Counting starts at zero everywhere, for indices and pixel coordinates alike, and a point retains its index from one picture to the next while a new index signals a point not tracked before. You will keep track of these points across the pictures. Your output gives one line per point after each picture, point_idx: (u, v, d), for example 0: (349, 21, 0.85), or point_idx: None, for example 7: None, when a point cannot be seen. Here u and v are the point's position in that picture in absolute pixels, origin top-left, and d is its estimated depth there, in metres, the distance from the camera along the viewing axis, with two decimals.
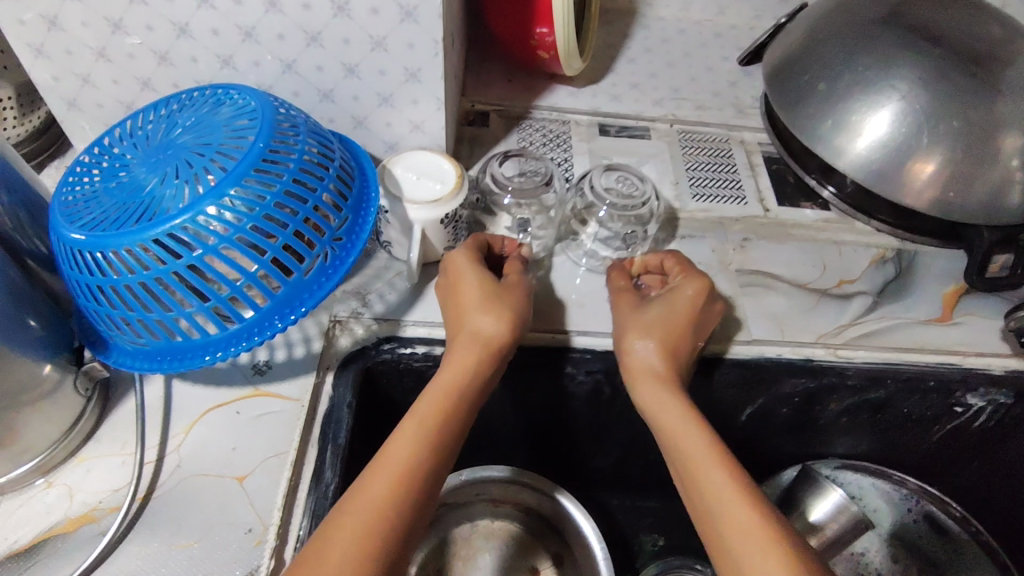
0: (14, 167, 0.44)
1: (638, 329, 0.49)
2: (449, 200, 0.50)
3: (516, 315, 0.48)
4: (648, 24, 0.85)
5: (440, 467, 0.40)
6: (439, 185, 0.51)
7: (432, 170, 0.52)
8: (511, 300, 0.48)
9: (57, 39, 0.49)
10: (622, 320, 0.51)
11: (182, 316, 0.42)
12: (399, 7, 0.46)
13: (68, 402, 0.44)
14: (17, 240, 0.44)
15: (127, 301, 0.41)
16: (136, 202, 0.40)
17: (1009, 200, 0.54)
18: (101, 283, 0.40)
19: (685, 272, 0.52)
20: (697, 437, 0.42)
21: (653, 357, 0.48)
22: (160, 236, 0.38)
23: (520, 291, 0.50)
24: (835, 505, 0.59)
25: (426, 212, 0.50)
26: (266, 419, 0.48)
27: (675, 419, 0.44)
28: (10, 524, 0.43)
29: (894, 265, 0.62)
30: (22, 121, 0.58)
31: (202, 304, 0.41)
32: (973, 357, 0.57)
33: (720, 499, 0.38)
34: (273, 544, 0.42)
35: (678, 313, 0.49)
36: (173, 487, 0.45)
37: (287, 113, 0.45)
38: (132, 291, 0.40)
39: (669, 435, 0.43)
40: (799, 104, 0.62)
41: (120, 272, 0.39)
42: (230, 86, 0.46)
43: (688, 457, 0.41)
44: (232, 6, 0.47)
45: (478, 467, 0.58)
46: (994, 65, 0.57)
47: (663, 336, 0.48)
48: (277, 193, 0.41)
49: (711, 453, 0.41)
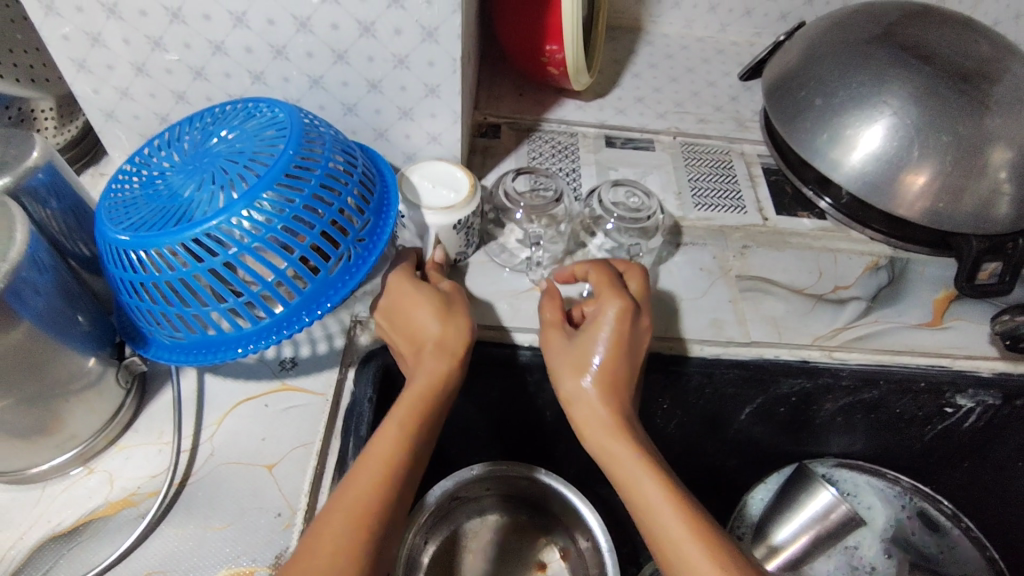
0: (65, 176, 0.48)
1: (573, 367, 0.49)
2: (461, 207, 0.54)
3: (449, 337, 0.48)
4: (653, 40, 0.89)
5: (400, 500, 0.41)
6: (452, 194, 0.54)
7: (446, 179, 0.55)
8: (457, 310, 0.50)
9: (99, 54, 0.53)
10: (556, 362, 0.51)
11: (217, 311, 0.44)
12: (420, 28, 0.50)
13: (110, 392, 0.47)
14: (62, 242, 0.48)
15: (167, 296, 0.44)
16: (177, 204, 0.43)
17: (997, 212, 0.58)
18: (143, 279, 0.43)
19: (602, 289, 0.51)
20: (651, 477, 0.43)
21: (599, 408, 0.48)
22: (198, 236, 0.41)
23: (459, 297, 0.52)
24: (801, 525, 0.64)
25: (440, 218, 0.53)
26: (293, 412, 0.51)
27: (627, 464, 0.44)
28: (55, 507, 0.46)
29: (887, 272, 0.65)
30: (62, 130, 0.61)
31: (236, 299, 0.44)
32: (963, 359, 0.60)
33: (673, 537, 0.40)
34: (301, 527, 0.45)
35: (607, 342, 0.49)
36: (207, 474, 0.48)
37: (313, 124, 0.48)
38: (171, 286, 0.43)
39: (621, 478, 0.44)
40: (796, 117, 0.65)
41: (161, 269, 0.42)
42: (260, 99, 0.49)
43: (646, 504, 0.42)
44: (266, 26, 0.50)
45: (496, 464, 0.58)
46: (983, 83, 0.60)
47: (602, 366, 0.48)
48: (305, 197, 0.44)
49: (668, 498, 0.42)
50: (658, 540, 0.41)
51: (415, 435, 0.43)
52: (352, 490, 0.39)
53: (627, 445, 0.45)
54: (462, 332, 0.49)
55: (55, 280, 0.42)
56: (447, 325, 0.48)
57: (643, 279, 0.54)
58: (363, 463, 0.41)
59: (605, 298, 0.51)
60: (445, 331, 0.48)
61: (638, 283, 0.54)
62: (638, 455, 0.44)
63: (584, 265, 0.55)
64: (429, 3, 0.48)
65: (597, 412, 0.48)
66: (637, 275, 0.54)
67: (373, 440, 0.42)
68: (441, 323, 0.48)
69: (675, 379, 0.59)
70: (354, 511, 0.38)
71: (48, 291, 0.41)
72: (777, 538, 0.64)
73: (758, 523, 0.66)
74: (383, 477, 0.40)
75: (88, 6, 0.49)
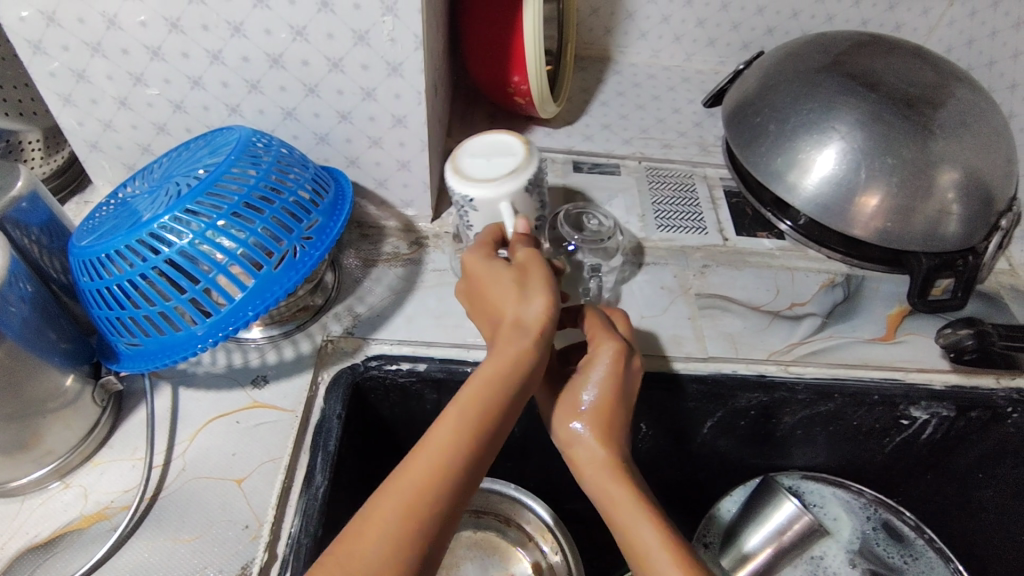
0: (48, 204, 0.50)
1: (568, 413, 0.49)
2: (524, 167, 0.53)
3: (522, 315, 0.45)
4: (621, 70, 0.93)
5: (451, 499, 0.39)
6: (509, 159, 0.54)
7: (499, 149, 0.55)
8: (533, 280, 0.46)
9: (83, 89, 0.56)
10: (551, 406, 0.51)
11: (165, 310, 0.46)
12: (386, 64, 0.53)
13: (87, 409, 0.50)
14: (43, 264, 0.50)
15: (120, 301, 0.47)
16: (134, 216, 0.48)
17: (946, 230, 0.61)
18: (100, 285, 0.46)
19: (595, 332, 0.51)
20: (652, 530, 0.43)
21: (593, 450, 0.47)
22: (144, 236, 0.45)
23: (536, 266, 0.47)
24: (768, 535, 0.64)
25: (510, 184, 0.52)
26: (263, 428, 0.53)
27: (627, 509, 0.44)
28: (31, 521, 0.47)
29: (843, 288, 0.68)
30: (48, 160, 0.64)
31: (180, 296, 0.46)
32: (915, 372, 0.62)
33: None
34: (267, 539, 0.47)
35: (597, 386, 0.48)
36: (178, 488, 0.49)
37: (266, 141, 0.53)
38: (124, 289, 0.46)
39: (621, 525, 0.44)
40: (753, 142, 0.68)
41: (114, 273, 0.46)
42: (220, 129, 0.55)
43: (644, 550, 0.43)
44: (241, 62, 0.53)
45: (486, 479, 0.63)
46: (927, 108, 0.63)
47: (594, 404, 0.48)
48: (245, 196, 0.48)
49: (667, 549, 0.42)
50: None
51: (473, 434, 0.40)
52: (395, 495, 0.38)
53: (625, 487, 0.45)
54: (541, 307, 0.45)
55: (32, 300, 0.45)
56: (524, 302, 0.45)
57: (626, 322, 0.55)
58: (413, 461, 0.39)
59: (598, 341, 0.50)
60: (522, 306, 0.45)
61: (623, 323, 0.55)
62: (638, 499, 0.45)
63: (573, 309, 0.54)
64: (393, 40, 0.51)
65: (594, 454, 0.47)
66: (621, 317, 0.55)
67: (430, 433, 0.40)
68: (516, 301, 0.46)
69: (640, 398, 0.61)
70: (394, 522, 0.37)
71: (26, 310, 0.44)
72: (745, 547, 0.64)
73: (728, 528, 0.66)
74: (431, 481, 0.38)
75: (74, 45, 0.52)
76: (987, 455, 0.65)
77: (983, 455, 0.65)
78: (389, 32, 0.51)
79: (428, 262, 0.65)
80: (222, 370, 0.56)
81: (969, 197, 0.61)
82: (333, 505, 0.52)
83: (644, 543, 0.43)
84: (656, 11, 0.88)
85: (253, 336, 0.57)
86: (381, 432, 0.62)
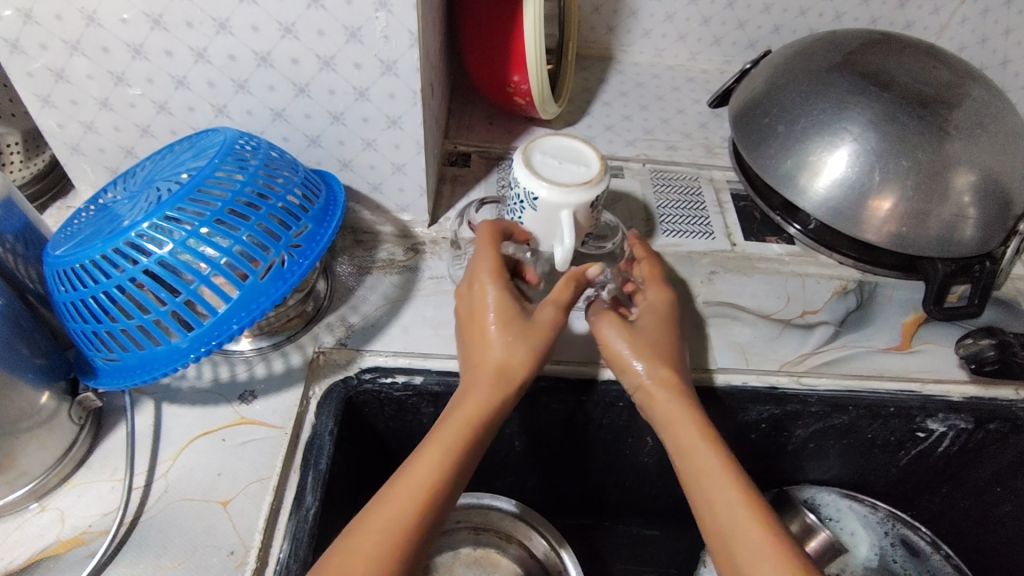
0: (22, 209, 0.48)
1: (645, 340, 0.51)
2: (597, 182, 0.50)
3: (503, 365, 0.47)
4: (624, 69, 0.91)
5: (433, 527, 0.40)
6: (584, 168, 0.51)
7: (572, 155, 0.52)
8: (531, 337, 0.48)
9: (63, 90, 0.53)
10: (610, 332, 0.52)
11: (143, 323, 0.44)
12: (379, 62, 0.50)
13: (63, 428, 0.47)
14: (17, 273, 0.47)
15: (98, 314, 0.44)
16: (113, 222, 0.45)
17: (963, 234, 0.58)
18: (75, 297, 0.44)
19: (649, 279, 0.57)
20: (712, 452, 0.45)
21: (662, 372, 0.50)
22: (120, 245, 0.43)
23: (549, 328, 0.49)
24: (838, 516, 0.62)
25: (580, 193, 0.50)
26: (252, 445, 0.50)
27: (688, 431, 0.46)
28: (4, 546, 0.45)
29: (856, 296, 0.66)
30: (28, 164, 0.62)
31: (159, 309, 0.44)
32: (932, 383, 0.60)
33: (732, 518, 0.41)
34: (253, 566, 0.44)
35: (661, 321, 0.53)
36: (159, 512, 0.47)
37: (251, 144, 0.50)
38: (102, 301, 0.44)
39: (685, 449, 0.46)
40: (761, 144, 0.66)
41: (89, 284, 0.43)
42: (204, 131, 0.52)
43: (705, 470, 0.44)
44: (226, 61, 0.51)
45: (485, 494, 0.61)
46: (941, 108, 0.60)
47: (654, 333, 0.52)
48: (229, 201, 0.45)
49: (728, 471, 0.43)
50: (712, 501, 0.43)
51: (450, 468, 0.41)
52: (389, 513, 0.38)
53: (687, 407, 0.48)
54: (524, 361, 0.47)
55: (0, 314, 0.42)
56: (509, 351, 0.47)
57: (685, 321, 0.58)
58: (397, 492, 0.39)
59: (653, 288, 0.56)
60: (509, 354, 0.47)
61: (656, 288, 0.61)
62: (698, 420, 0.47)
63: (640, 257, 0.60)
64: (387, 37, 0.49)
65: (662, 375, 0.50)
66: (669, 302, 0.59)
67: (414, 454, 0.42)
68: (505, 347, 0.47)
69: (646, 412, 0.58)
70: (384, 546, 0.37)
71: None
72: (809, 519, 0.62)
73: None
74: (408, 521, 0.38)
75: (52, 44, 0.50)
76: (1007, 469, 0.62)
77: (1002, 469, 0.62)
78: (382, 29, 0.48)
79: (424, 269, 0.63)
80: (207, 384, 0.53)
81: (986, 200, 0.58)
82: (324, 528, 0.50)
83: (708, 464, 0.44)
84: (659, 9, 0.86)
85: (241, 348, 0.55)
86: (376, 447, 0.60)
